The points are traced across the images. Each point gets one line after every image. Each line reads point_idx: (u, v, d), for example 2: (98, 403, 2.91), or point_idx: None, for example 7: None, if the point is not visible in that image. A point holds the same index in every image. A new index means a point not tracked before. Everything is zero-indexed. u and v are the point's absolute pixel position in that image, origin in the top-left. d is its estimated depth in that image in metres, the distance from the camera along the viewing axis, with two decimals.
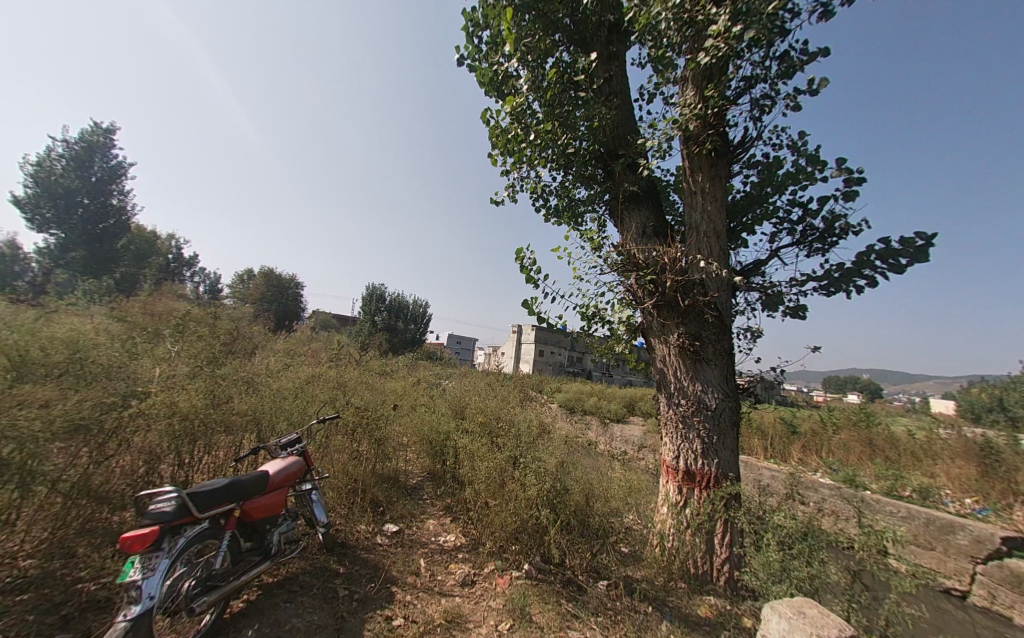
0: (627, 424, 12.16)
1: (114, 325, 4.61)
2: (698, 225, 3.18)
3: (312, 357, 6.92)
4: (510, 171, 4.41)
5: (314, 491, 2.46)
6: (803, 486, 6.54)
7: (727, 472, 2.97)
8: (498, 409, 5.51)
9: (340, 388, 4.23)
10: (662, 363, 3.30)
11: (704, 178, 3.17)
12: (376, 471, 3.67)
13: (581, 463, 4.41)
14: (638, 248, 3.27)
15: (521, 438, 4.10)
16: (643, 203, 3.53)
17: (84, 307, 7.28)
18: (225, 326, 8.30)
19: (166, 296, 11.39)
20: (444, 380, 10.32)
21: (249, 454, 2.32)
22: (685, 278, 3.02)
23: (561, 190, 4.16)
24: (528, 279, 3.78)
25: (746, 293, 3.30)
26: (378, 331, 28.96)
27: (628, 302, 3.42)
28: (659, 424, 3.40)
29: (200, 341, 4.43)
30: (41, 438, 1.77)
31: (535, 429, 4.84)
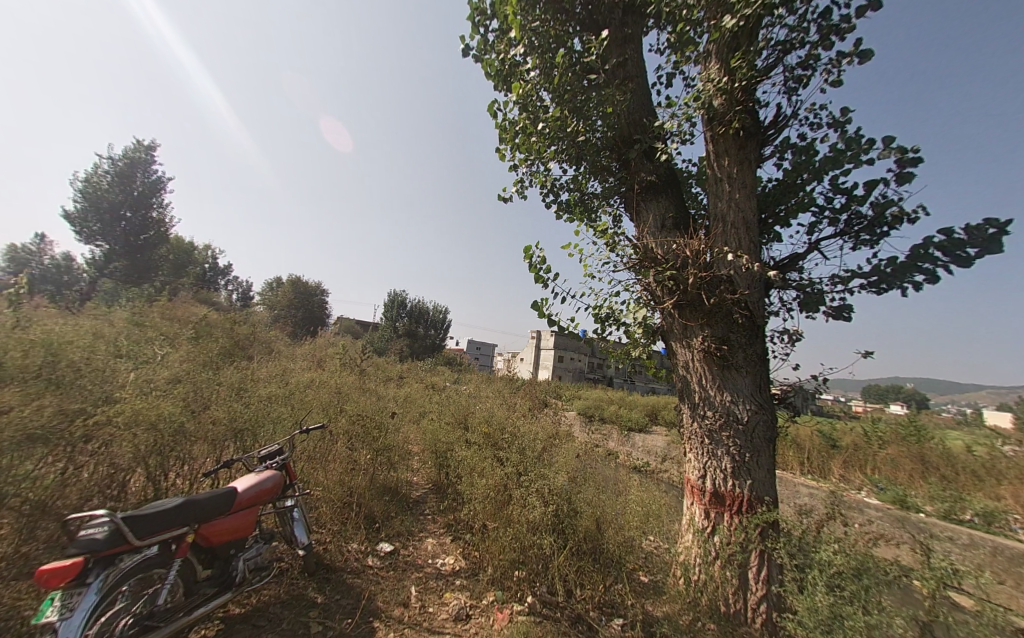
0: (649, 434, 11.60)
1: (125, 332, 4.60)
2: (725, 216, 2.83)
3: (323, 362, 6.83)
4: (518, 166, 4.17)
5: (296, 509, 2.27)
6: (848, 507, 5.92)
7: (762, 497, 2.58)
8: (509, 418, 5.22)
9: (341, 395, 4.05)
10: (684, 370, 2.96)
11: (731, 162, 2.83)
12: (375, 484, 3.45)
13: (596, 478, 4.06)
14: (655, 242, 2.95)
15: (529, 452, 3.80)
16: (662, 193, 3.21)
17: (108, 314, 7.43)
18: (243, 333, 8.36)
19: (193, 304, 11.64)
20: (458, 385, 10.13)
21: (223, 467, 2.14)
22: (710, 274, 2.68)
23: (572, 183, 3.88)
24: (536, 278, 3.51)
25: (781, 291, 2.92)
26: (398, 337, 29.25)
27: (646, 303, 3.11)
28: (683, 438, 3.06)
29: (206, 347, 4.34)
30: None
31: (546, 441, 4.51)
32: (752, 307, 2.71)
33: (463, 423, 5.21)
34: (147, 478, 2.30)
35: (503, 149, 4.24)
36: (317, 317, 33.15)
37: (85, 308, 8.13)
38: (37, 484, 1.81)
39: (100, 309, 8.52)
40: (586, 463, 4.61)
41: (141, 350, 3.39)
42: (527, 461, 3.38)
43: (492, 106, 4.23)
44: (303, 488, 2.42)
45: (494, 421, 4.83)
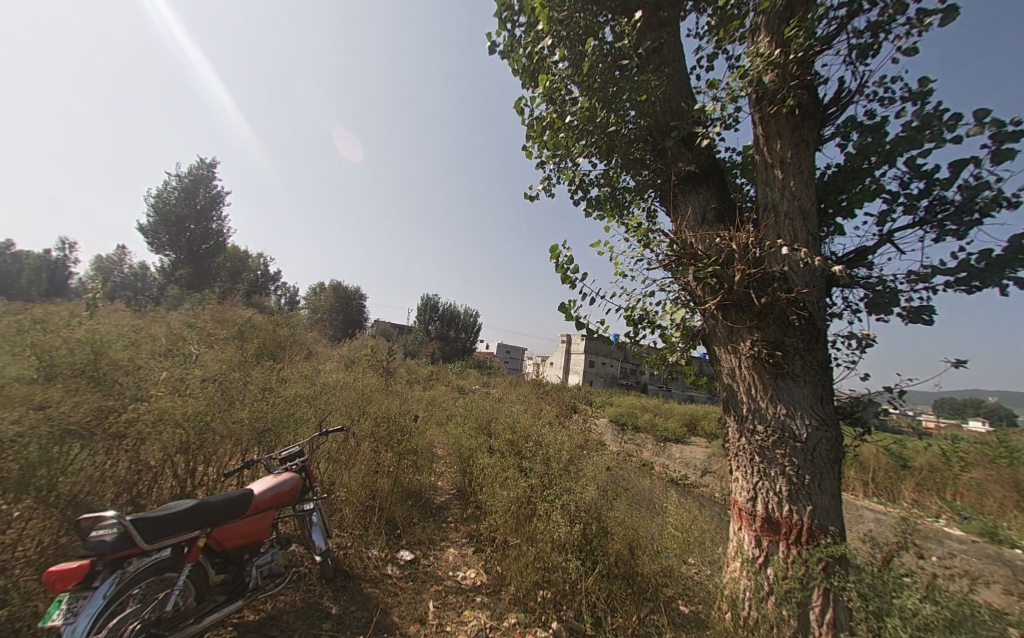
0: (687, 445, 10.95)
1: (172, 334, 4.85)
2: (777, 206, 2.53)
3: (355, 364, 6.95)
4: (545, 163, 4.02)
5: (314, 513, 2.22)
6: (923, 537, 5.22)
7: (826, 526, 2.25)
8: (536, 426, 5.04)
9: (366, 398, 4.04)
10: (730, 378, 2.67)
11: (785, 145, 2.53)
12: (397, 489, 3.39)
13: (629, 492, 3.79)
14: (695, 236, 2.69)
15: (557, 464, 3.59)
16: (703, 184, 2.93)
17: (164, 316, 7.97)
18: (283, 336, 8.70)
19: (243, 307, 12.32)
20: (487, 389, 10.04)
21: (244, 468, 2.12)
22: (761, 270, 2.39)
23: (602, 178, 3.68)
24: (564, 279, 3.32)
25: (844, 289, 2.57)
26: (432, 341, 29.80)
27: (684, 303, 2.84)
28: (729, 453, 2.77)
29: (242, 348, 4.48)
30: (8, 441, 1.67)
31: (574, 451, 4.28)
32: (812, 307, 2.38)
33: (488, 429, 5.08)
34: (165, 476, 2.32)
35: (531, 145, 4.11)
36: (355, 320, 34.48)
37: (146, 312, 8.76)
38: (66, 479, 1.85)
39: (158, 312, 9.15)
40: (618, 476, 4.32)
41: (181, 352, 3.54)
42: (553, 473, 3.18)
43: (520, 102, 4.12)
44: (322, 492, 2.37)
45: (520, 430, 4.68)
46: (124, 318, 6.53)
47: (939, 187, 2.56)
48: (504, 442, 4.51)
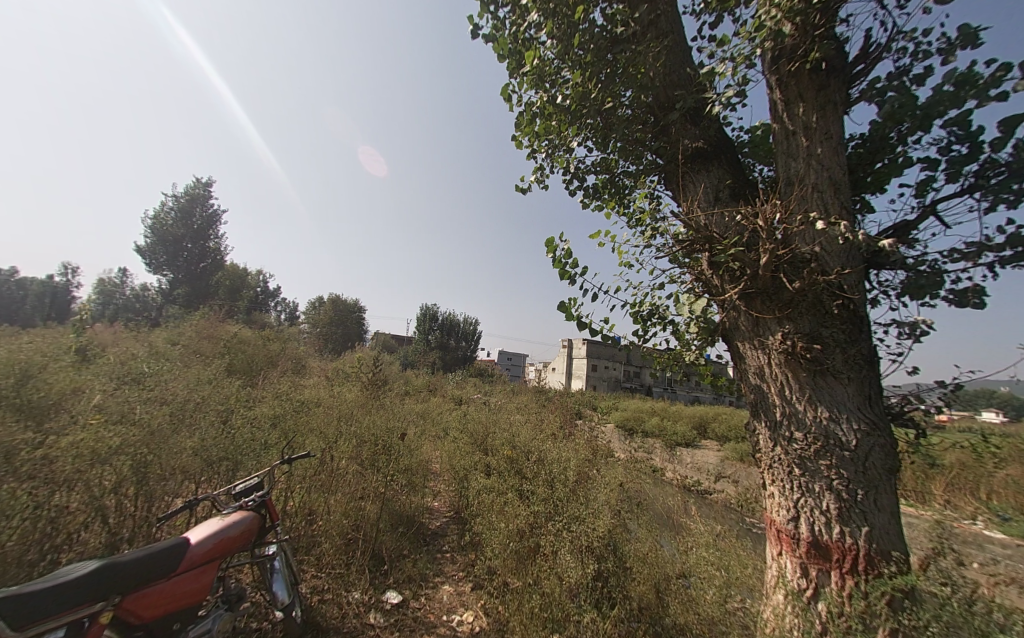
0: (698, 449, 10.53)
1: (142, 354, 4.49)
2: (802, 178, 2.20)
3: (345, 378, 6.57)
4: (537, 152, 3.72)
5: (277, 559, 1.86)
6: (963, 543, 4.85)
7: (887, 551, 1.88)
8: (539, 439, 4.66)
9: (350, 416, 3.68)
10: (758, 378, 2.32)
11: (808, 109, 2.23)
12: (384, 518, 3.02)
13: (643, 510, 3.41)
14: (709, 217, 2.36)
15: (562, 486, 3.22)
16: (714, 159, 2.60)
17: (145, 335, 7.60)
18: (272, 352, 8.32)
19: (235, 325, 11.91)
20: (487, 399, 9.65)
21: (187, 507, 1.76)
22: (791, 251, 2.06)
23: (599, 165, 3.38)
24: (562, 274, 2.99)
25: (884, 270, 2.24)
26: (432, 351, 29.45)
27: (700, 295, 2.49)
28: (761, 465, 2.42)
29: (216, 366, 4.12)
30: None
31: (581, 467, 3.90)
32: (853, 290, 2.05)
33: (487, 444, 4.71)
34: (99, 520, 1.97)
35: (519, 134, 3.82)
36: (354, 333, 34.12)
37: (128, 333, 8.35)
38: None
39: (142, 331, 8.78)
40: (631, 491, 3.94)
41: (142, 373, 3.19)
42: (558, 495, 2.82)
43: (507, 88, 3.83)
44: (288, 530, 2.01)
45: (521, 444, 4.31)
46: (101, 339, 6.18)
47: (985, 151, 2.26)
48: (504, 459, 4.13)
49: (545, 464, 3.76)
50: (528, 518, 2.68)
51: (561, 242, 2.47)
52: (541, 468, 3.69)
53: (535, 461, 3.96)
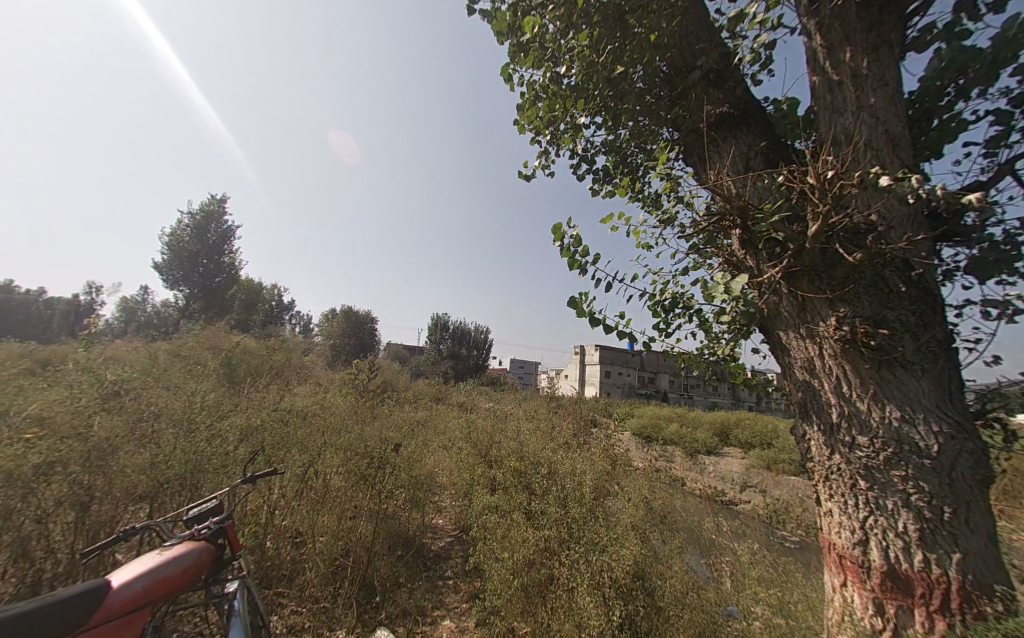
0: (721, 457, 9.98)
1: (134, 366, 4.31)
2: (853, 133, 1.87)
3: (348, 387, 6.32)
4: (542, 135, 3.44)
5: (237, 601, 1.55)
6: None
7: (989, 585, 1.48)
8: (552, 450, 4.30)
9: (345, 429, 3.40)
10: (805, 373, 1.95)
11: (855, 54, 1.91)
12: (377, 542, 2.71)
13: (669, 531, 3.03)
14: (742, 187, 2.03)
15: (575, 509, 2.86)
16: (743, 123, 2.28)
17: (149, 348, 7.51)
18: (277, 362, 8.15)
19: (243, 336, 11.78)
20: (498, 407, 9.31)
21: (131, 533, 1.49)
22: (848, 214, 1.71)
23: (610, 145, 3.09)
24: (571, 264, 2.66)
25: (957, 240, 1.88)
26: (442, 361, 29.29)
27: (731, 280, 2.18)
28: (813, 477, 2.03)
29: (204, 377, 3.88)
30: None
31: (598, 480, 3.54)
32: (924, 261, 1.70)
33: (497, 456, 4.37)
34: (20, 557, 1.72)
35: (522, 118, 3.54)
36: (365, 343, 34.20)
37: (133, 347, 8.24)
38: None
39: (148, 345, 8.70)
40: (653, 506, 3.56)
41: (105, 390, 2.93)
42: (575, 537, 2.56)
43: (507, 69, 3.55)
44: (248, 566, 1.70)
45: (533, 462, 3.96)
46: (102, 352, 6.04)
47: None
48: (512, 473, 3.74)
49: (557, 481, 3.41)
50: (539, 543, 2.43)
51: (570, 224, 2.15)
52: (553, 485, 3.35)
53: (546, 476, 3.62)
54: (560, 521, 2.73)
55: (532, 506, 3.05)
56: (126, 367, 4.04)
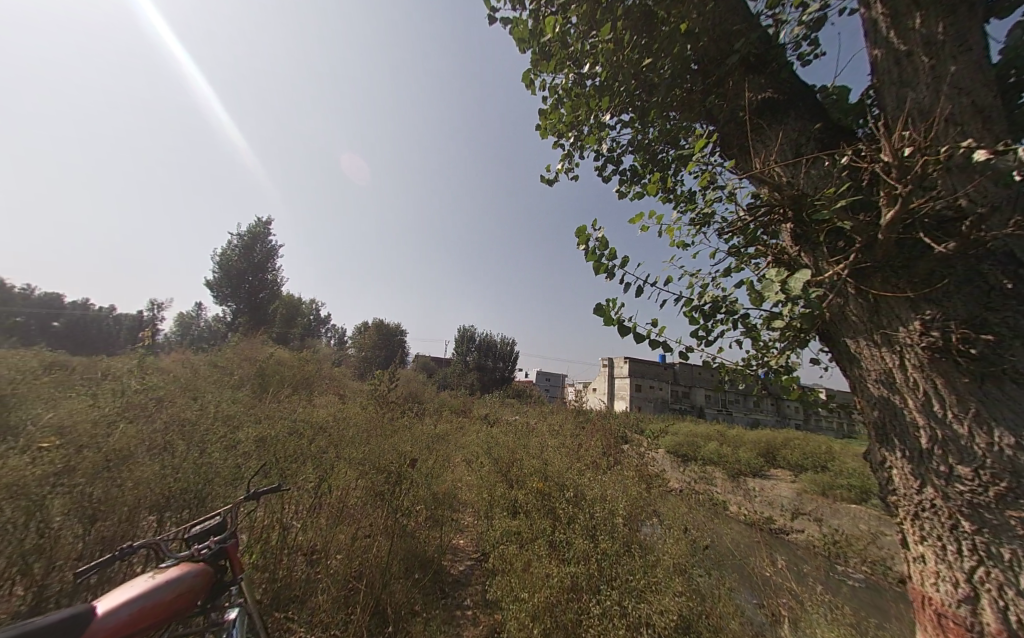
0: (767, 480, 9.21)
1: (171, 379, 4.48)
2: (930, 108, 1.59)
3: (373, 399, 6.32)
4: (565, 138, 3.29)
5: (235, 629, 1.43)
6: None
7: None
8: (580, 471, 4.05)
9: (365, 444, 3.33)
10: (881, 389, 1.64)
11: (928, 18, 1.65)
12: (392, 566, 2.58)
13: (713, 571, 2.70)
14: (795, 177, 1.78)
15: (605, 537, 2.72)
16: (790, 108, 2.03)
17: (194, 360, 7.93)
18: (308, 374, 8.37)
19: (279, 348, 12.23)
20: (524, 421, 9.08)
21: (130, 553, 1.42)
22: (934, 199, 1.42)
23: (639, 144, 2.91)
24: (597, 269, 2.47)
25: None
26: (469, 373, 29.38)
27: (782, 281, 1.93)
28: (898, 515, 1.67)
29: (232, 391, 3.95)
30: None
31: (631, 505, 3.26)
32: None
33: (521, 475, 4.17)
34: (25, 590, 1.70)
35: (543, 123, 3.40)
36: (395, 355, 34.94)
37: (180, 359, 8.71)
38: None
39: (193, 357, 9.20)
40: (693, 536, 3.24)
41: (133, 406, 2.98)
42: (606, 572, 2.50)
43: (528, 75, 3.46)
44: (250, 592, 1.58)
45: (559, 485, 3.72)
46: (152, 364, 6.41)
47: None
48: (535, 494, 3.69)
49: (585, 507, 3.17)
50: (565, 579, 2.31)
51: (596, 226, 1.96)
52: (580, 512, 3.11)
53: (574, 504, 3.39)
54: (588, 554, 2.59)
55: (557, 537, 2.82)
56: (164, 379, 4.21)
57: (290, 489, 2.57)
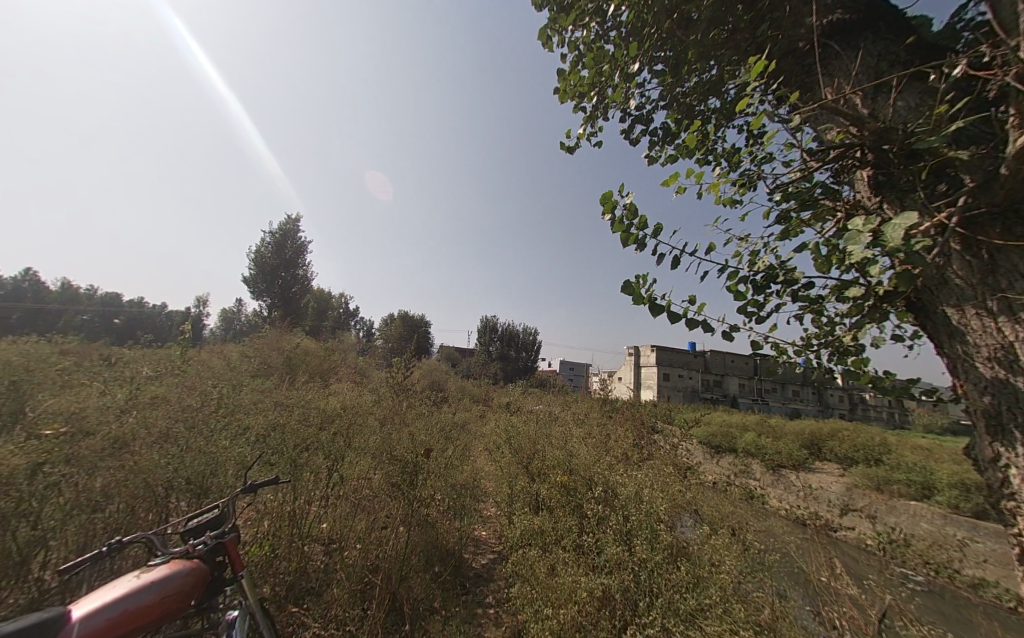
0: (811, 473, 8.63)
1: (196, 373, 4.54)
2: None
3: (395, 388, 6.29)
4: (588, 99, 2.95)
5: (235, 630, 1.32)
6: None
7: None
8: (609, 465, 3.81)
9: (382, 435, 3.23)
10: (994, 368, 1.29)
11: None
12: (409, 562, 2.49)
13: (761, 578, 2.45)
14: (881, 106, 1.42)
15: (641, 546, 2.54)
16: (867, 29, 1.65)
17: (226, 351, 8.19)
18: (334, 365, 8.47)
19: (307, 339, 12.53)
20: (549, 409, 8.89)
21: (125, 545, 1.33)
22: None
23: (674, 98, 2.56)
24: (625, 240, 2.17)
25: None
26: (494, 364, 29.47)
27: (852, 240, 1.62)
28: (1015, 526, 1.33)
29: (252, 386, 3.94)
30: None
31: (663, 501, 3.02)
32: None
33: (547, 469, 3.98)
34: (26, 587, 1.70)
35: (562, 86, 3.07)
36: (421, 346, 35.53)
37: (214, 351, 9.03)
38: None
39: (226, 347, 9.53)
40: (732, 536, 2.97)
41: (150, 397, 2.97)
42: (640, 585, 2.30)
43: (545, 32, 3.11)
44: (254, 587, 1.47)
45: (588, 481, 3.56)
46: (185, 354, 6.63)
47: None
48: (559, 487, 3.54)
49: (618, 507, 3.01)
50: (596, 589, 2.19)
51: (624, 189, 1.66)
52: (611, 513, 2.96)
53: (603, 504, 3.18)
54: (622, 563, 2.43)
55: (587, 541, 2.72)
56: (188, 373, 4.25)
57: (301, 481, 2.48)
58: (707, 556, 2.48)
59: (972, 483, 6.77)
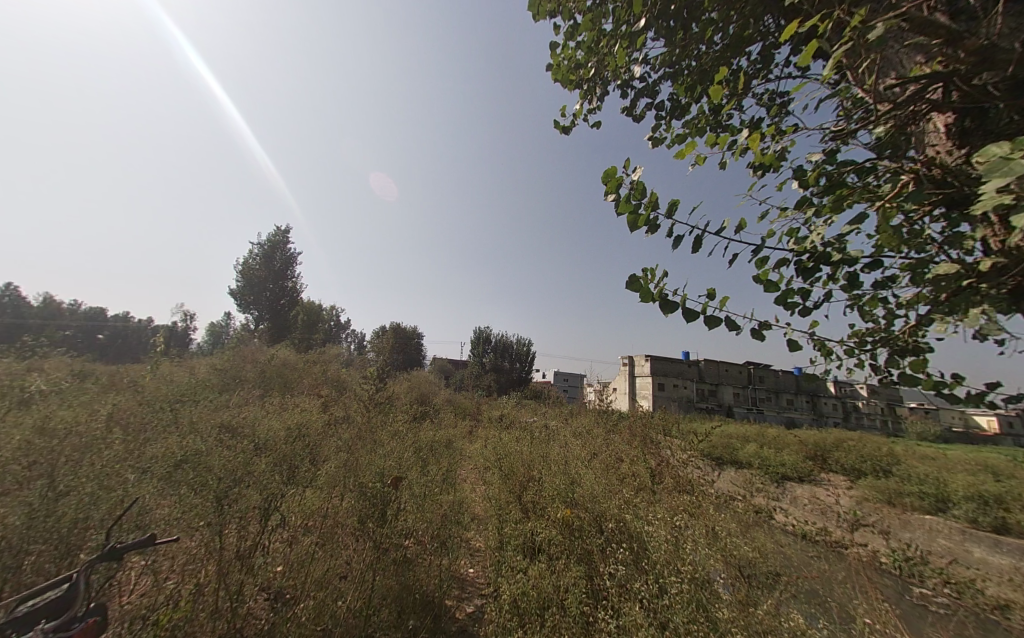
0: (818, 486, 8.31)
1: (154, 396, 4.11)
2: None
3: (382, 405, 5.87)
4: (584, 76, 2.62)
5: None
6: None
7: None
8: (613, 502, 3.44)
9: (353, 475, 2.85)
10: None
11: None
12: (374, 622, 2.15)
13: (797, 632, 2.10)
14: (976, 23, 1.09)
15: (658, 607, 2.20)
16: None
17: (202, 367, 7.70)
18: (318, 379, 8.03)
19: (292, 352, 12.01)
20: (547, 423, 8.48)
21: None
22: None
23: (687, 65, 2.25)
24: (633, 224, 1.79)
25: None
26: (489, 375, 29.02)
27: (926, 204, 1.32)
28: None
29: (209, 413, 3.52)
30: None
31: (703, 547, 2.63)
32: None
33: (544, 504, 3.59)
34: None
35: (555, 62, 2.74)
36: (412, 358, 34.88)
37: (185, 365, 8.48)
38: None
39: (203, 362, 9.03)
40: (743, 575, 2.64)
41: (62, 436, 2.52)
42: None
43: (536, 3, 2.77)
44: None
45: (585, 523, 3.25)
46: (147, 370, 6.13)
47: None
48: (560, 525, 3.22)
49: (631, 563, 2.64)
50: None
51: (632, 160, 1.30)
52: (633, 577, 2.50)
53: (617, 549, 2.82)
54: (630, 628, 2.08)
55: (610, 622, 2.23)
56: (141, 399, 3.82)
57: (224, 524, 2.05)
58: (727, 612, 2.17)
59: (991, 496, 6.47)
